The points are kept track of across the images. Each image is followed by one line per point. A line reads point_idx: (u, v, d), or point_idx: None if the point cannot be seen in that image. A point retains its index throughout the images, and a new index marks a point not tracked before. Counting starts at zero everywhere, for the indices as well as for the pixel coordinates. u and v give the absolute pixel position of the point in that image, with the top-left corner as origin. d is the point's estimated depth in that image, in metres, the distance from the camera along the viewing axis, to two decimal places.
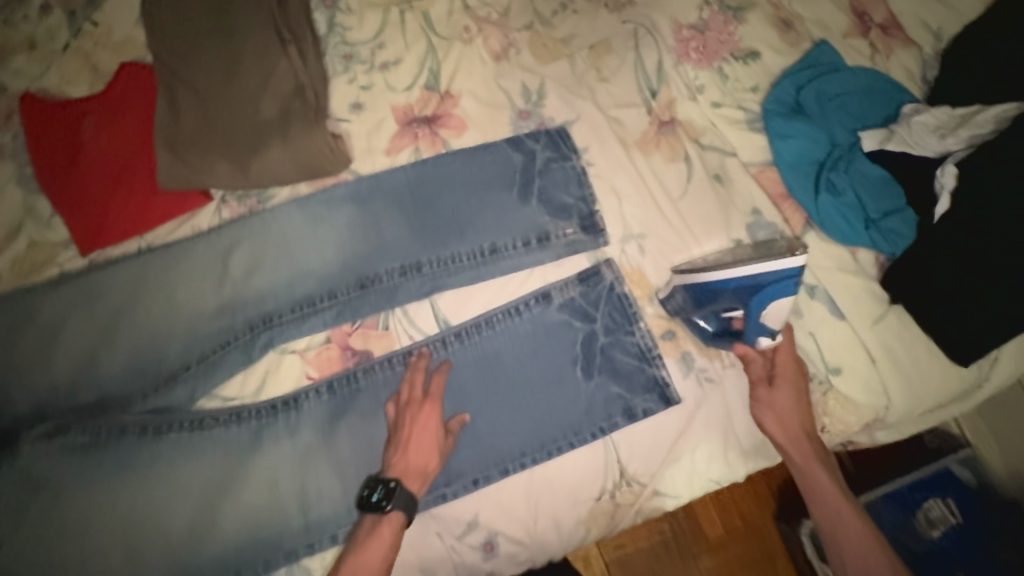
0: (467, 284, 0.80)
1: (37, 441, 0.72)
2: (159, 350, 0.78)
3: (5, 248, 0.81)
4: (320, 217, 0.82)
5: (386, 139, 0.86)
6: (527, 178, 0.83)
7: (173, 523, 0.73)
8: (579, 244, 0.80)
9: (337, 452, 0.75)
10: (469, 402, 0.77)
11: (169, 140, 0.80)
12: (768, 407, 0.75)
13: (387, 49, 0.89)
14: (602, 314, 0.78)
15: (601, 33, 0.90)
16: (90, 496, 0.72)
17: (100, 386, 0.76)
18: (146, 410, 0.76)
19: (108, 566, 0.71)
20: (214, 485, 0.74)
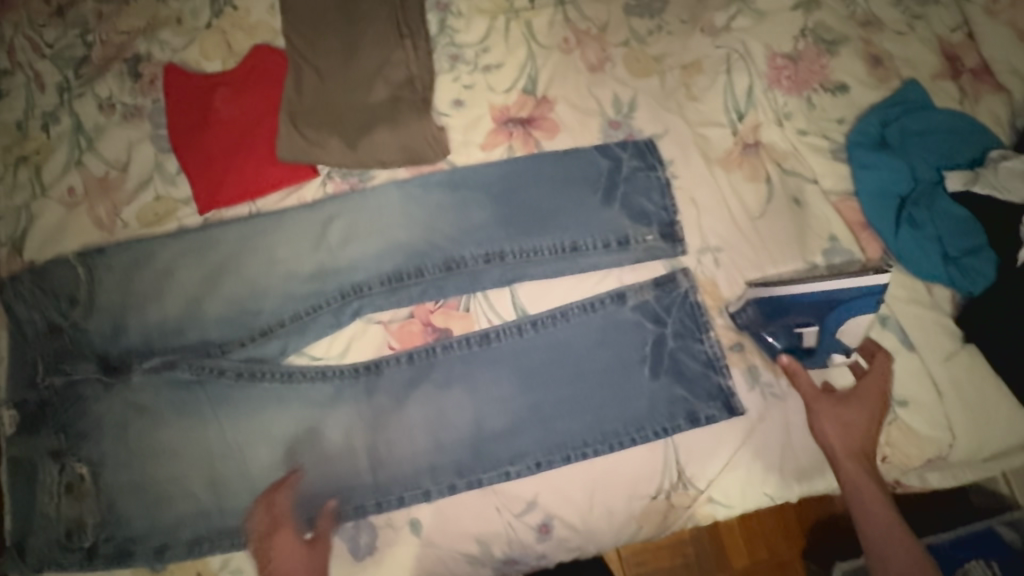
0: (547, 277, 0.84)
1: (147, 373, 0.79)
2: (256, 304, 0.84)
3: (134, 198, 0.90)
4: (416, 200, 0.88)
5: (482, 135, 0.92)
6: (612, 183, 0.87)
7: (255, 464, 0.78)
8: (656, 251, 0.84)
9: (409, 418, 0.80)
10: (536, 387, 0.80)
11: (290, 116, 0.87)
12: (829, 417, 0.76)
13: (491, 53, 0.96)
14: (673, 319, 0.81)
15: (694, 53, 0.94)
16: (184, 429, 0.79)
17: (202, 330, 0.83)
18: (242, 358, 0.82)
19: (193, 496, 0.77)
20: (294, 434, 0.80)
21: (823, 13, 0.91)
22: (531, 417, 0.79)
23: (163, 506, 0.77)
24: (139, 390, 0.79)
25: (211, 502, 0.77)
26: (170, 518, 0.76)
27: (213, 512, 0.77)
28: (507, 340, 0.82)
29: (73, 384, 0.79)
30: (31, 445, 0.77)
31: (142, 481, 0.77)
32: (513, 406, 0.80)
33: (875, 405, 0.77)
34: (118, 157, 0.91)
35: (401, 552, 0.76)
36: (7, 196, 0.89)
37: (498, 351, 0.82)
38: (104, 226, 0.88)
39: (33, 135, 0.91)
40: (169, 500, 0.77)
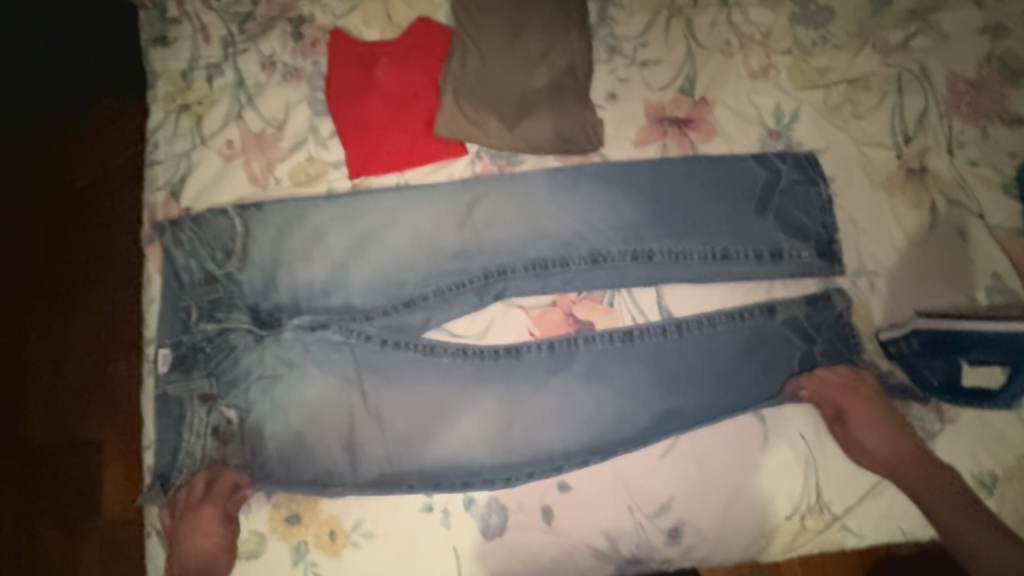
0: (694, 281, 0.83)
1: (298, 330, 0.80)
2: (401, 274, 0.84)
3: (288, 156, 0.91)
4: (567, 187, 0.87)
5: (634, 131, 0.91)
6: (770, 195, 0.84)
7: (394, 431, 0.79)
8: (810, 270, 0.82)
9: (550, 403, 0.80)
10: (677, 389, 0.79)
11: (452, 92, 0.88)
12: (853, 402, 0.75)
13: (649, 48, 0.94)
14: (822, 339, 0.79)
15: (862, 69, 0.90)
16: (332, 392, 0.80)
17: (347, 294, 0.84)
18: (384, 325, 0.82)
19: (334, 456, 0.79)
20: (436, 406, 0.80)
21: (1007, 42, 0.88)
22: (671, 418, 0.79)
23: (302, 461, 0.78)
24: (289, 346, 0.81)
25: (351, 462, 0.79)
26: (309, 472, 0.78)
27: (351, 471, 0.78)
28: (653, 342, 0.80)
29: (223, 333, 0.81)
30: (185, 386, 0.79)
31: (286, 436, 0.79)
32: (653, 406, 0.79)
33: (877, 398, 0.76)
34: (275, 115, 0.92)
35: (530, 536, 0.77)
36: (167, 142, 0.91)
37: (644, 349, 0.80)
38: (257, 181, 0.90)
39: (196, 85, 0.93)
40: (310, 454, 0.79)
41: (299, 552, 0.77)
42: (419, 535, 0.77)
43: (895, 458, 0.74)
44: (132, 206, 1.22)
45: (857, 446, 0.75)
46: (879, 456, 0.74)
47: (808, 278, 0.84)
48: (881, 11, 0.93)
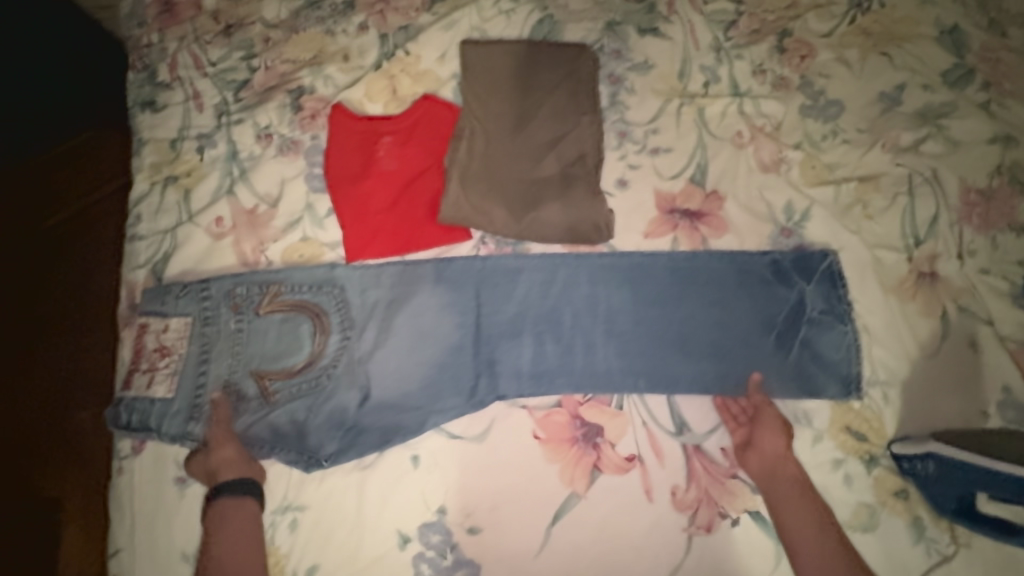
0: (702, 385, 0.82)
1: (302, 417, 0.79)
2: (409, 366, 0.81)
3: (281, 237, 0.86)
4: (579, 279, 0.85)
5: (645, 222, 0.88)
6: (776, 280, 0.84)
7: (374, 364, 0.81)
8: (812, 348, 0.82)
9: (514, 328, 0.84)
10: (638, 335, 0.84)
11: (458, 178, 0.85)
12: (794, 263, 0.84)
13: (661, 135, 0.92)
14: (830, 382, 0.81)
15: (871, 168, 0.90)
16: (338, 297, 0.83)
17: (348, 385, 0.80)
18: (387, 422, 0.79)
19: (317, 382, 0.79)
20: (423, 328, 0.83)
21: (1016, 149, 0.88)
22: (682, 526, 0.75)
23: (304, 345, 0.81)
24: (314, 268, 0.83)
25: (335, 388, 0.79)
26: (289, 387, 0.79)
27: (324, 401, 0.79)
28: (606, 288, 0.85)
29: (232, 292, 0.81)
30: (184, 424, 0.77)
31: (293, 338, 0.81)
32: (610, 358, 0.83)
33: (780, 266, 0.84)
34: (269, 191, 0.87)
35: None
36: (151, 217, 0.86)
37: (600, 296, 0.85)
38: (247, 262, 0.85)
39: (185, 156, 0.88)
40: (313, 332, 0.81)
41: None
42: None
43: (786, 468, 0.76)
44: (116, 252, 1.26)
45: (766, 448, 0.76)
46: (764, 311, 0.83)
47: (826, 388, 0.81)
48: (890, 110, 0.93)
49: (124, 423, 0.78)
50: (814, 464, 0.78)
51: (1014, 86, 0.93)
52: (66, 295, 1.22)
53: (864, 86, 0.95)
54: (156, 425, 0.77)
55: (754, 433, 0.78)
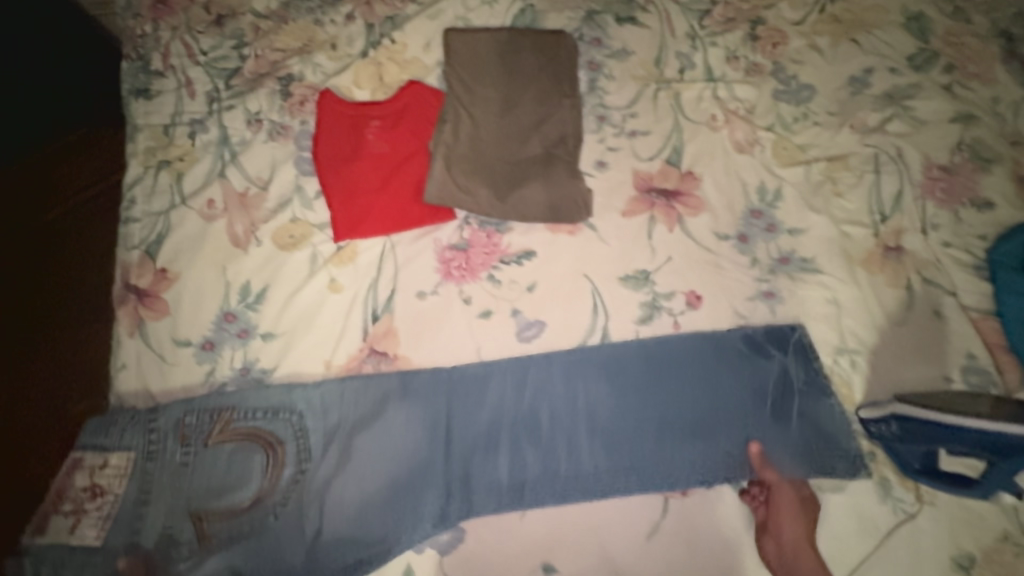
0: (689, 476, 0.79)
1: (259, 524, 0.75)
2: (379, 473, 0.79)
3: (272, 218, 0.89)
4: (558, 240, 0.89)
5: (623, 201, 0.91)
6: (753, 354, 0.84)
7: (332, 493, 0.77)
8: (806, 419, 0.81)
9: (485, 441, 0.81)
10: (611, 436, 0.82)
11: (443, 159, 0.88)
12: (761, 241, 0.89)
13: (638, 118, 0.96)
14: (824, 462, 0.79)
15: (839, 148, 0.94)
16: (296, 424, 0.81)
17: (290, 538, 0.75)
18: (351, 545, 0.75)
19: (263, 522, 0.75)
20: (388, 450, 0.80)
21: (976, 129, 0.92)
22: (657, 472, 0.79)
23: (257, 479, 0.78)
24: (269, 389, 0.81)
25: (296, 506, 0.77)
26: (236, 526, 0.75)
27: (278, 534, 0.75)
28: (579, 382, 0.84)
29: (183, 421, 0.80)
30: (132, 528, 0.75)
31: (242, 469, 0.78)
32: (585, 462, 0.80)
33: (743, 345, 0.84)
34: (260, 174, 0.90)
35: None
36: (145, 199, 0.89)
37: (578, 393, 0.83)
38: (239, 242, 0.87)
39: (178, 141, 0.91)
40: (266, 465, 0.78)
41: None
42: None
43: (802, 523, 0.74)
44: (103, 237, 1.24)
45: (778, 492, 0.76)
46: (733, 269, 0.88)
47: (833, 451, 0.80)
48: (859, 93, 0.97)
49: (43, 567, 0.73)
50: (782, 403, 0.82)
51: (977, 70, 0.98)
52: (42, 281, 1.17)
53: (834, 71, 0.99)
54: (77, 575, 0.72)
55: (774, 497, 0.76)
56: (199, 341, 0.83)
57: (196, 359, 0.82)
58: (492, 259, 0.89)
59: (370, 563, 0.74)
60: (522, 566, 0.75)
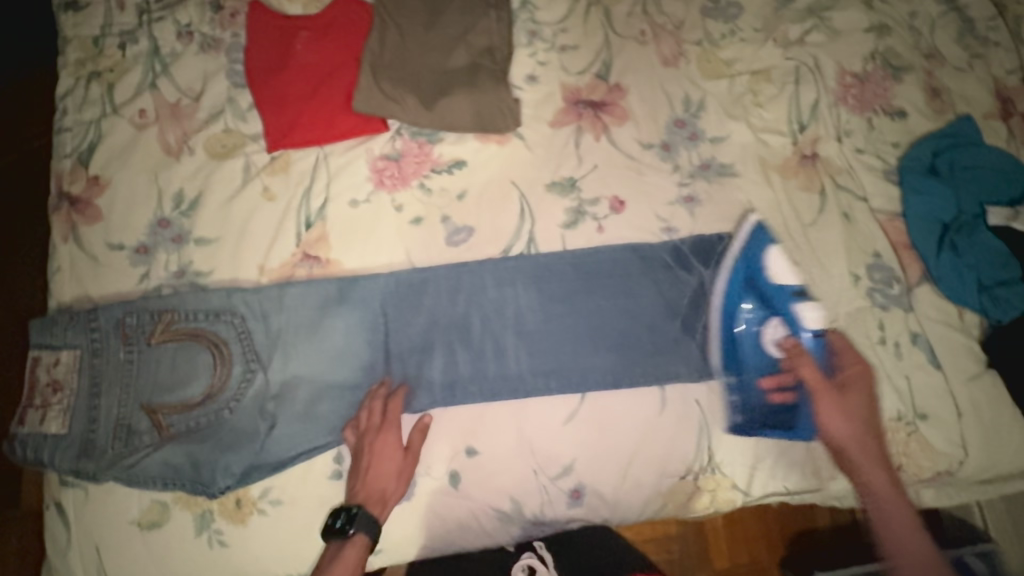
0: (616, 370, 0.82)
1: (208, 419, 0.77)
2: (322, 373, 0.81)
3: (204, 127, 0.90)
4: (489, 154, 0.92)
5: (552, 113, 0.94)
6: (676, 265, 0.86)
7: (280, 395, 0.80)
8: (713, 331, 0.83)
9: (426, 341, 0.83)
10: (544, 338, 0.83)
11: (370, 68, 0.89)
12: (684, 148, 0.92)
13: (568, 34, 0.98)
14: (731, 361, 0.82)
15: (760, 62, 0.97)
16: (240, 326, 0.82)
17: (239, 431, 0.77)
18: (300, 439, 0.78)
19: (218, 416, 0.77)
20: (333, 352, 0.82)
21: (888, 40, 0.96)
22: (584, 373, 0.82)
23: (201, 376, 0.78)
24: (209, 294, 0.82)
25: (246, 408, 0.78)
26: (186, 421, 0.76)
27: (224, 431, 0.77)
28: (513, 289, 0.85)
29: (123, 322, 0.78)
30: (88, 416, 0.75)
31: (188, 368, 0.78)
32: (520, 363, 0.82)
33: (673, 247, 0.87)
34: (191, 86, 0.91)
35: (439, 499, 0.78)
36: (76, 109, 0.89)
37: (510, 298, 0.85)
38: (171, 151, 0.89)
39: (108, 52, 0.91)
40: (212, 363, 0.79)
41: (205, 520, 0.76)
42: (329, 503, 0.78)
43: (865, 432, 0.80)
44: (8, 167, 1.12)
45: (843, 405, 0.81)
46: (657, 182, 0.91)
47: (731, 352, 0.82)
48: (782, 9, 1.00)
49: (20, 456, 0.74)
50: (703, 303, 0.84)
51: None
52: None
53: None
54: (49, 460, 0.74)
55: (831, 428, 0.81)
56: (134, 245, 0.85)
57: (130, 263, 0.84)
58: (424, 168, 0.91)
59: (309, 455, 0.78)
60: (447, 450, 0.79)
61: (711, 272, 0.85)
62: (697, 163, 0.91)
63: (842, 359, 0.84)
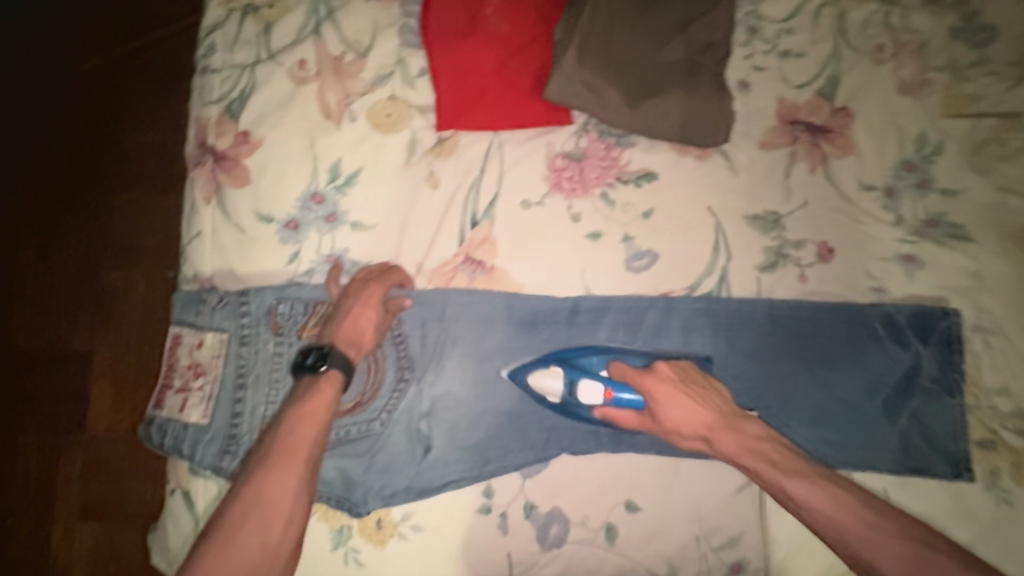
0: (805, 447, 0.73)
1: (360, 429, 0.72)
2: (479, 398, 0.73)
3: (369, 91, 0.78)
4: (685, 169, 0.80)
5: (761, 130, 0.81)
6: (887, 338, 0.76)
7: (433, 414, 0.73)
8: (920, 422, 0.74)
9: None
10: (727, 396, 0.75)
11: (575, 48, 0.75)
12: (909, 198, 0.79)
13: (793, 37, 0.83)
14: (937, 460, 0.73)
15: (1018, 102, 0.81)
16: (396, 331, 0.74)
17: (391, 448, 0.72)
18: (454, 467, 0.72)
19: (369, 428, 0.72)
20: (493, 375, 0.74)
21: None
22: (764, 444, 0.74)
23: (353, 382, 0.72)
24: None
25: (397, 424, 0.72)
26: (337, 429, 0.71)
27: (377, 447, 0.72)
28: (700, 336, 0.76)
29: (274, 310, 0.72)
30: (232, 410, 0.70)
31: None
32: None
33: (883, 316, 0.76)
34: (358, 39, 0.79)
35: (591, 553, 0.72)
36: (227, 48, 0.78)
37: (693, 346, 0.75)
38: (330, 114, 0.77)
39: None
40: (366, 369, 0.73)
41: (342, 535, 0.71)
42: (474, 537, 0.71)
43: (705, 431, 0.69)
44: (144, 102, 1.08)
45: (677, 434, 0.70)
46: (873, 234, 0.79)
47: (935, 449, 0.73)
48: None
49: (158, 443, 0.70)
50: (907, 385, 0.75)
51: None
52: (94, 151, 1.07)
53: None
54: (190, 453, 0.69)
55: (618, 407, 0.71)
56: (284, 218, 0.75)
57: (279, 240, 0.75)
58: (608, 175, 0.79)
59: (459, 486, 0.71)
60: (606, 499, 0.73)
61: (926, 355, 0.75)
62: (922, 217, 0.79)
63: (640, 375, 0.70)
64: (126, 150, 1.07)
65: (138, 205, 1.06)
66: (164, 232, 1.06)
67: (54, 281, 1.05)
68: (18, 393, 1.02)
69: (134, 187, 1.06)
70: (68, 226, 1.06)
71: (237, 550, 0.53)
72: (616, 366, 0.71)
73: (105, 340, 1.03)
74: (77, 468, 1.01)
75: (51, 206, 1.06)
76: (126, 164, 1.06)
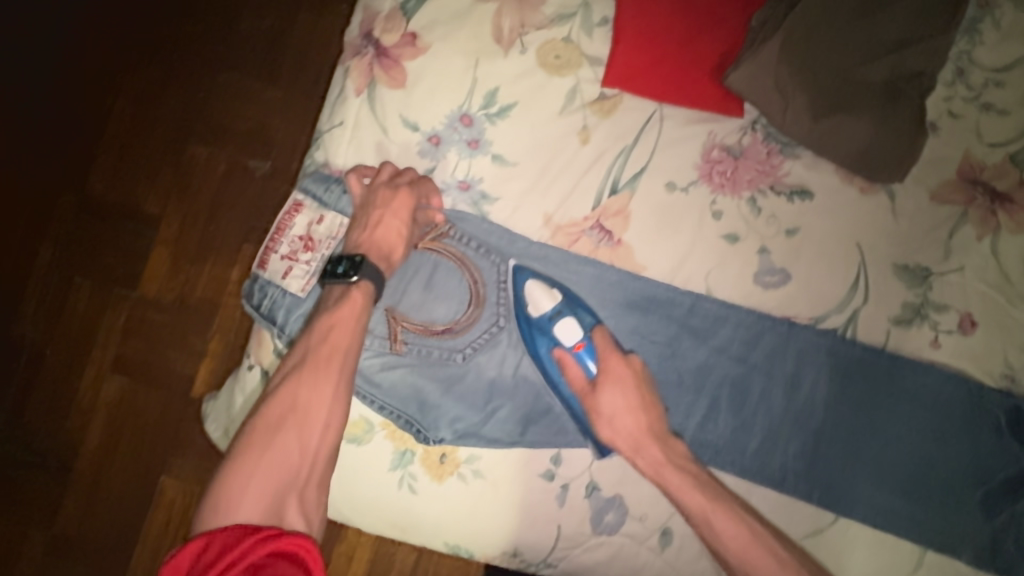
0: (886, 511, 0.71)
1: (448, 357, 0.70)
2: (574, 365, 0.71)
3: (546, 26, 0.75)
4: (843, 198, 0.75)
5: (937, 181, 0.75)
6: (1010, 428, 0.71)
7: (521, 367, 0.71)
8: (1019, 523, 0.70)
9: (697, 382, 0.73)
10: (822, 436, 0.72)
11: (781, 39, 0.70)
12: None
13: (1001, 91, 0.76)
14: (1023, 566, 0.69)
15: None
16: (508, 274, 0.72)
17: (471, 382, 0.70)
18: (528, 423, 0.70)
19: (455, 357, 0.70)
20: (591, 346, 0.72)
21: None
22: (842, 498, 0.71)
23: (451, 306, 0.71)
24: (491, 227, 0.72)
25: (481, 362, 0.71)
26: (421, 345, 0.70)
27: (456, 377, 0.70)
28: (813, 371, 0.72)
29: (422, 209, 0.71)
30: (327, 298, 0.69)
31: (442, 291, 0.71)
32: (788, 458, 0.72)
33: (1012, 407, 0.71)
34: None
35: (640, 551, 0.70)
36: None
37: (802, 379, 0.73)
38: (501, 39, 0.74)
39: None
40: (467, 299, 0.71)
41: (403, 459, 0.70)
42: (531, 501, 0.70)
43: (639, 425, 0.68)
44: None
45: (607, 415, 0.68)
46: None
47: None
48: None
49: (256, 303, 0.70)
50: (1014, 485, 0.71)
51: None
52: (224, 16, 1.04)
53: None
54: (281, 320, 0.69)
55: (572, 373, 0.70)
56: (428, 132, 0.73)
57: (418, 152, 0.73)
58: (762, 181, 0.74)
59: (529, 446, 0.70)
60: (670, 504, 0.70)
61: None
62: None
63: (613, 351, 0.71)
64: (249, 31, 1.04)
65: (248, 87, 1.03)
66: (274, 115, 1.03)
67: (149, 139, 1.03)
68: (85, 231, 1.01)
69: (257, 63, 1.03)
70: (178, 88, 1.04)
71: (261, 481, 0.52)
72: (602, 331, 0.71)
73: (181, 202, 1.02)
74: (123, 319, 1.00)
75: (167, 61, 1.04)
76: (257, 38, 1.04)
